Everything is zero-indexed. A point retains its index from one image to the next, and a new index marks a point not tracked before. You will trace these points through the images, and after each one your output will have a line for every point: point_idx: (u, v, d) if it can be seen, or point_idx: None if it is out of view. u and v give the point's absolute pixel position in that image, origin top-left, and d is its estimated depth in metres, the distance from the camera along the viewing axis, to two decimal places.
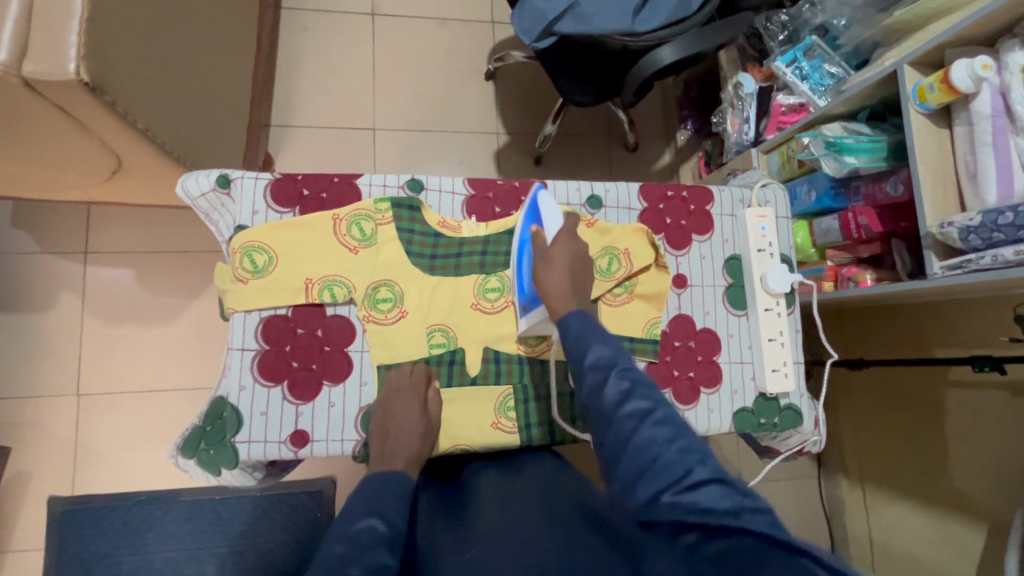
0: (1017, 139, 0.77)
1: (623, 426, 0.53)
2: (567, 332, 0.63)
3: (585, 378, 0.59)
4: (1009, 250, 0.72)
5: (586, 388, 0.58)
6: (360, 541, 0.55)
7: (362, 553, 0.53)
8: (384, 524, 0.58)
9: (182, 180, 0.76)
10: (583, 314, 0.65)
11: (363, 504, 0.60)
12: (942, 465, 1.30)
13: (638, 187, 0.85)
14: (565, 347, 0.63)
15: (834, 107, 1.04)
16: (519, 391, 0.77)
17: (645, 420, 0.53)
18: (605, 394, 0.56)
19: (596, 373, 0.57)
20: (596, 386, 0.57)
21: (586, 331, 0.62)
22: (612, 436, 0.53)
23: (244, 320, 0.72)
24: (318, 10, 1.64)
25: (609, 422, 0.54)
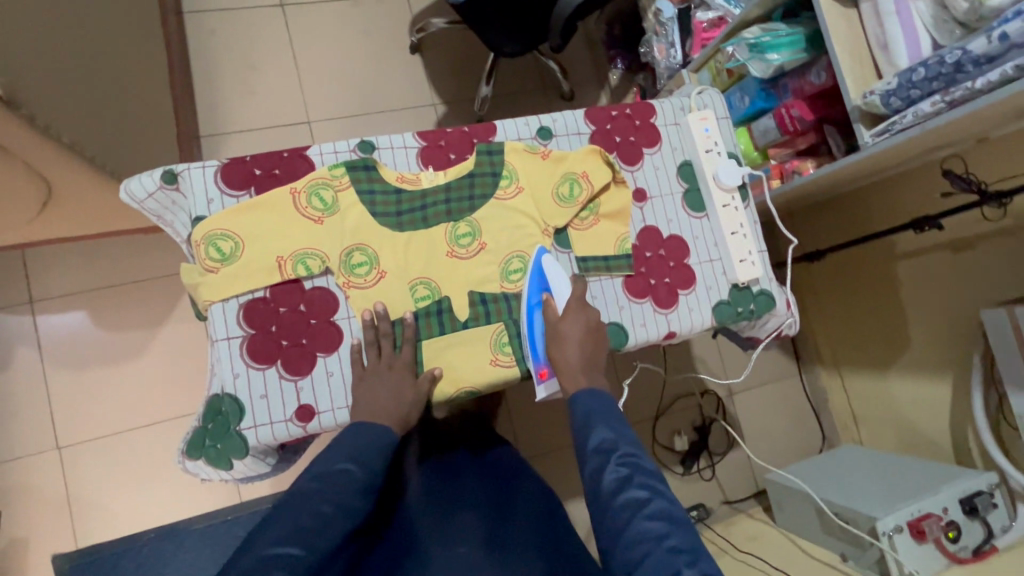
0: (917, 3, 0.83)
1: (619, 515, 0.59)
2: (576, 408, 0.68)
3: (588, 463, 0.64)
4: (927, 103, 0.78)
5: (588, 473, 0.63)
6: (335, 480, 0.66)
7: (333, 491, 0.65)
8: (358, 467, 0.68)
9: (125, 184, 0.73)
10: (588, 389, 0.70)
11: (344, 448, 0.68)
12: (905, 332, 1.40)
13: (584, 112, 0.87)
14: (571, 424, 0.69)
15: (750, 11, 1.09)
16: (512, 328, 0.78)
17: (642, 514, 0.58)
18: (605, 478, 0.61)
19: (598, 458, 0.63)
20: (598, 472, 0.62)
21: (594, 412, 0.67)
22: (608, 525, 0.59)
23: (223, 309, 0.71)
24: (224, 9, 1.57)
25: (608, 509, 0.60)
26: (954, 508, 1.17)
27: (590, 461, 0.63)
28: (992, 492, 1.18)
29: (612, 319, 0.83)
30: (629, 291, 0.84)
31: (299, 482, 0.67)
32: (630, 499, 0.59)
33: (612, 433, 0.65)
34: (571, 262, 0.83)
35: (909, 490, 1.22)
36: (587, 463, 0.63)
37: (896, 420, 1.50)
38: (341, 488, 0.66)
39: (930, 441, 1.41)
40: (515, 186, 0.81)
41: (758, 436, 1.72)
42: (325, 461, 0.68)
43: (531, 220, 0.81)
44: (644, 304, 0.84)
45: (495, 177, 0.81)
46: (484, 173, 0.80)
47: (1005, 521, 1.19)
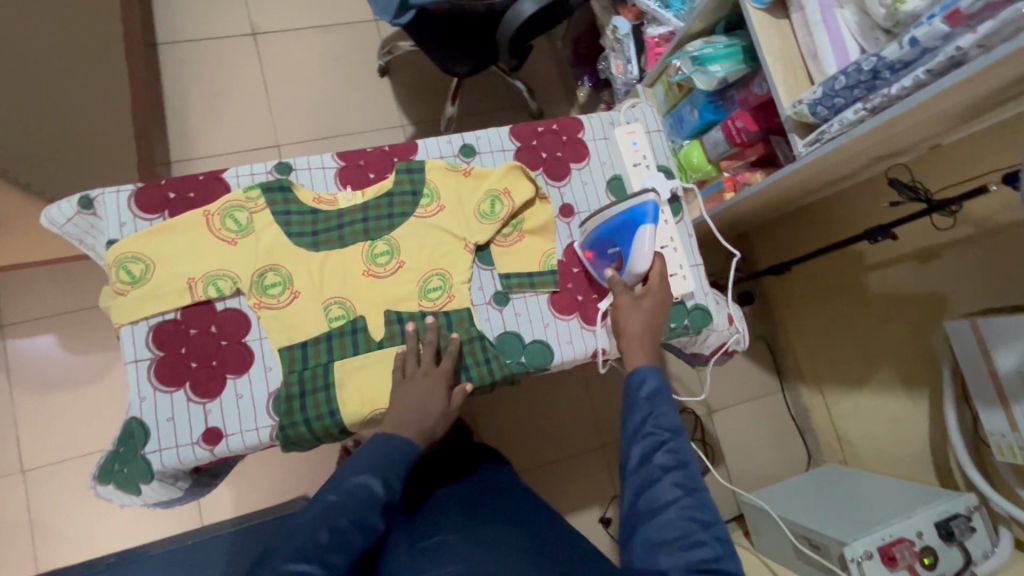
0: (842, 10, 0.83)
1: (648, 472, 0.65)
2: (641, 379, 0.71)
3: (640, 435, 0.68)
4: (851, 111, 0.76)
5: (640, 446, 0.67)
6: (356, 495, 0.65)
7: (354, 508, 0.64)
8: (380, 483, 0.66)
9: (45, 211, 0.75)
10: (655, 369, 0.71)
11: (364, 460, 0.67)
12: (882, 347, 1.35)
13: (509, 129, 0.87)
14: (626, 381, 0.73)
15: (691, 25, 1.08)
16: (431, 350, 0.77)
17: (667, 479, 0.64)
18: (645, 441, 0.67)
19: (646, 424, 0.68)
20: (650, 450, 0.66)
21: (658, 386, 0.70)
22: (636, 476, 0.66)
23: (132, 331, 0.71)
24: (197, 39, 1.62)
25: (641, 464, 0.66)
26: (930, 533, 1.11)
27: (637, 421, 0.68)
28: (970, 515, 1.12)
29: (537, 337, 0.81)
30: (555, 307, 0.82)
31: (321, 495, 0.66)
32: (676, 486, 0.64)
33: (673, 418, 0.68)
34: (494, 279, 0.82)
35: (882, 513, 1.17)
36: (642, 435, 0.67)
37: (877, 438, 1.44)
38: (360, 502, 0.65)
39: (911, 460, 1.35)
40: (436, 204, 0.81)
41: (741, 456, 1.67)
42: (345, 475, 0.67)
43: (449, 238, 0.80)
44: (571, 321, 0.82)
45: (415, 197, 0.80)
46: (403, 191, 0.80)
47: (985, 546, 1.12)
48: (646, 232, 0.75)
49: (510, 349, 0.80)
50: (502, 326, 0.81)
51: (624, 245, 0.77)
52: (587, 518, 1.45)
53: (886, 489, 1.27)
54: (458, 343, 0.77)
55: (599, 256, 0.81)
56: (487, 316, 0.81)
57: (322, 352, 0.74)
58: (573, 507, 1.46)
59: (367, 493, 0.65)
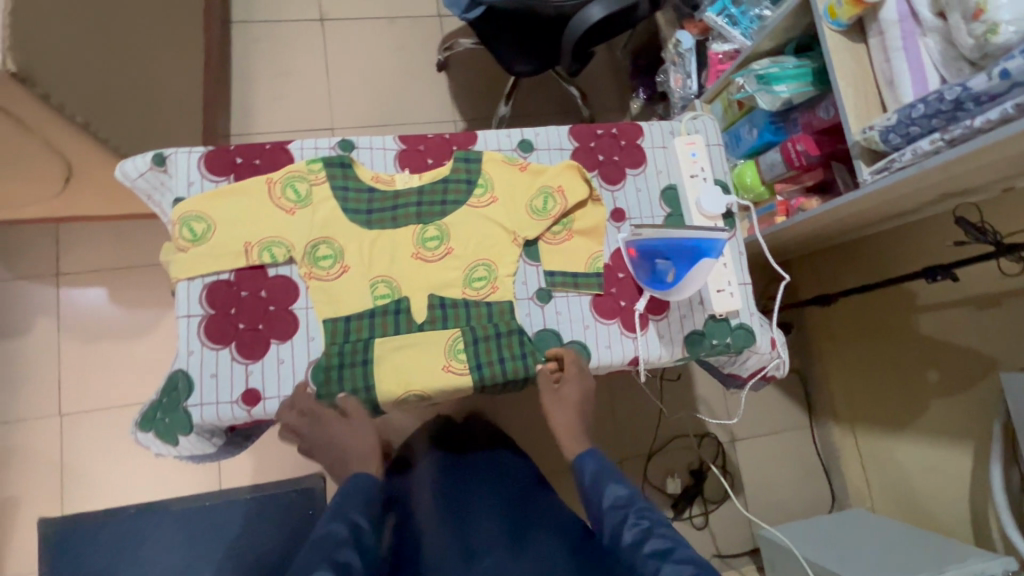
0: (926, 39, 0.81)
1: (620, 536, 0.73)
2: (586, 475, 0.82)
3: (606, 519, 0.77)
4: (927, 141, 0.74)
5: (609, 528, 0.75)
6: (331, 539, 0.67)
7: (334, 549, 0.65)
8: (348, 524, 0.69)
9: (121, 164, 0.78)
10: (594, 453, 0.83)
11: (332, 510, 0.70)
12: (926, 392, 1.30)
13: (568, 128, 0.87)
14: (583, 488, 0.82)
15: (760, 43, 1.07)
16: (441, 347, 0.76)
17: (636, 534, 0.72)
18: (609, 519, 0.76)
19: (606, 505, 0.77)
20: (617, 526, 0.74)
21: (600, 472, 0.81)
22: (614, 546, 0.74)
23: (188, 287, 0.74)
24: (268, 21, 1.68)
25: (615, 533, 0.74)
26: None
27: (603, 510, 0.77)
28: None
29: (575, 338, 0.80)
30: (597, 311, 0.82)
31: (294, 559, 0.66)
32: (651, 550, 0.70)
33: (625, 493, 0.78)
34: (539, 276, 0.81)
35: (912, 567, 1.11)
36: (605, 516, 0.76)
37: (912, 486, 1.38)
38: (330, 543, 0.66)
39: (946, 513, 1.29)
40: (489, 196, 0.81)
41: (760, 489, 1.62)
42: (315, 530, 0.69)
43: (498, 230, 0.81)
44: (611, 326, 0.81)
45: (469, 187, 0.81)
46: (459, 179, 0.81)
47: None
48: (705, 265, 0.74)
49: (546, 346, 0.80)
50: (542, 323, 0.80)
51: (680, 267, 0.76)
52: None
53: (918, 541, 1.22)
54: (497, 334, 0.77)
55: (643, 261, 0.79)
56: (528, 309, 0.80)
57: (365, 328, 0.75)
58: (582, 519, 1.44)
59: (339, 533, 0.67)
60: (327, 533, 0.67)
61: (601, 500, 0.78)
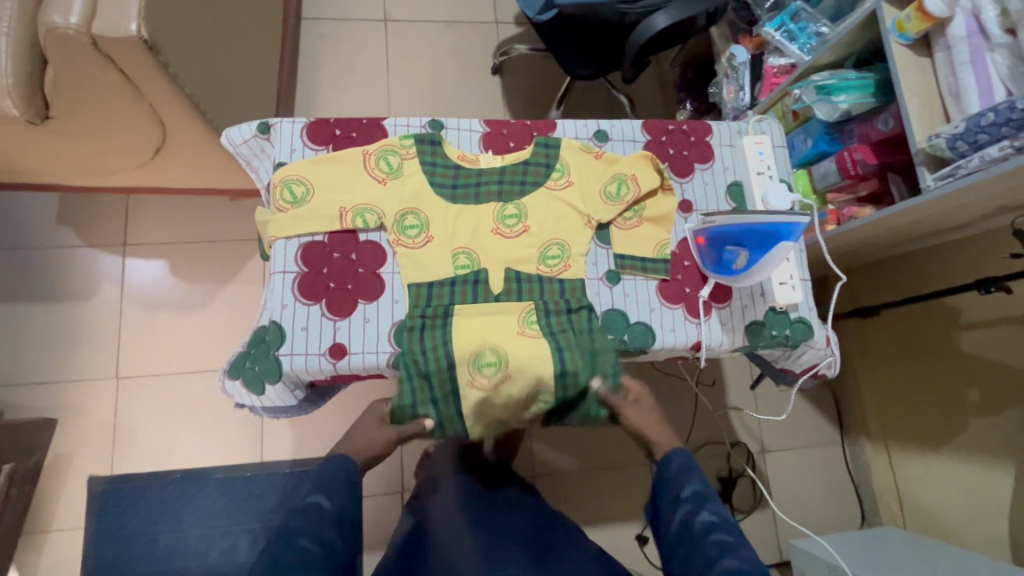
0: (994, 54, 0.84)
1: (692, 530, 0.77)
2: (671, 463, 0.84)
3: (680, 508, 0.80)
4: (995, 147, 0.77)
5: (680, 515, 0.79)
6: (309, 514, 0.76)
7: (314, 524, 0.75)
8: (328, 501, 0.78)
9: (226, 131, 0.85)
10: (682, 450, 0.85)
11: (316, 483, 0.80)
12: (967, 410, 1.30)
13: (641, 123, 0.92)
14: (664, 475, 0.84)
15: (821, 56, 1.11)
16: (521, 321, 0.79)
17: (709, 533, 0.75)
18: (683, 510, 0.79)
19: (685, 498, 0.80)
20: (689, 515, 0.78)
21: (686, 464, 0.83)
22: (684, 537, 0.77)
23: (285, 246, 0.79)
24: (334, 19, 1.77)
25: (685, 527, 0.78)
26: None
27: (681, 502, 0.80)
28: None
29: (641, 319, 0.84)
30: (663, 295, 0.85)
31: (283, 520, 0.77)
32: (717, 542, 0.74)
33: (701, 484, 0.81)
34: (609, 258, 0.85)
35: None
36: (681, 504, 0.80)
37: (947, 506, 1.37)
38: (311, 518, 0.76)
39: (985, 532, 1.28)
40: (566, 179, 0.85)
41: (789, 505, 1.61)
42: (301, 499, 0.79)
43: (573, 211, 0.85)
44: (675, 311, 0.85)
45: (546, 167, 0.85)
46: (539, 162, 0.86)
47: None
48: (780, 248, 0.76)
49: (613, 326, 0.83)
50: (610, 303, 0.84)
51: (753, 253, 0.78)
52: (623, 530, 1.44)
53: (955, 558, 1.21)
54: (568, 308, 0.81)
55: (711, 249, 0.82)
56: (596, 288, 0.84)
57: (445, 294, 0.79)
58: (613, 517, 1.45)
59: (318, 509, 0.77)
60: (313, 506, 0.78)
61: (675, 487, 0.81)
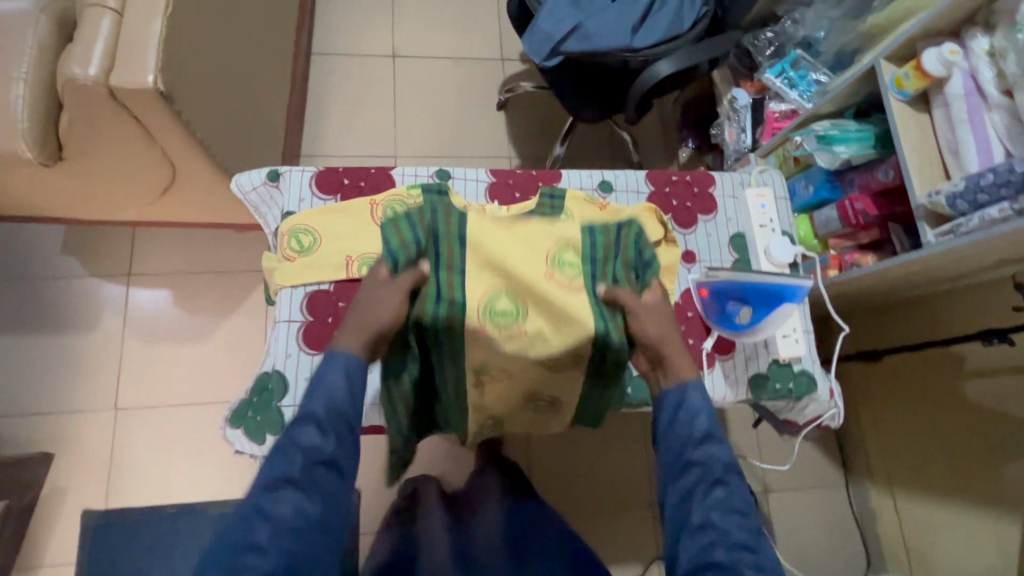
0: (991, 114, 0.86)
1: (699, 491, 0.68)
2: (685, 396, 0.73)
3: (688, 458, 0.70)
4: (995, 208, 0.78)
5: (686, 468, 0.70)
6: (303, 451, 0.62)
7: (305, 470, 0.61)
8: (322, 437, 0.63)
9: (236, 178, 0.86)
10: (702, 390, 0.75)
11: (316, 398, 0.65)
12: (973, 456, 1.29)
13: (645, 173, 0.93)
14: (669, 410, 0.74)
15: (821, 106, 1.13)
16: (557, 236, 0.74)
17: (718, 498, 0.67)
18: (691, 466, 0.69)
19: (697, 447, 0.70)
20: (699, 469, 0.69)
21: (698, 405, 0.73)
22: (686, 496, 0.68)
23: (290, 295, 0.80)
24: (343, 55, 1.81)
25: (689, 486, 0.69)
26: None
27: (689, 453, 0.70)
28: None
29: None
30: None
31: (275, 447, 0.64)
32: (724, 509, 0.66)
33: (722, 446, 0.70)
34: None
35: None
36: (688, 458, 0.70)
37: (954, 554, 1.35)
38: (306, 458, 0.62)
39: None
40: None
41: (794, 548, 1.58)
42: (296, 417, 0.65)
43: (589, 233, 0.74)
44: None
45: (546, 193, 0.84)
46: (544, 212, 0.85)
47: None
48: (785, 306, 0.77)
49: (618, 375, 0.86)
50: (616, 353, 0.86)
51: (757, 310, 0.79)
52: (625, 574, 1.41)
53: None
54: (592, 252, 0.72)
55: (715, 302, 0.83)
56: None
57: (455, 245, 0.70)
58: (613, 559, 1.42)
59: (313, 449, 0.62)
60: (307, 444, 0.63)
61: (686, 441, 0.71)
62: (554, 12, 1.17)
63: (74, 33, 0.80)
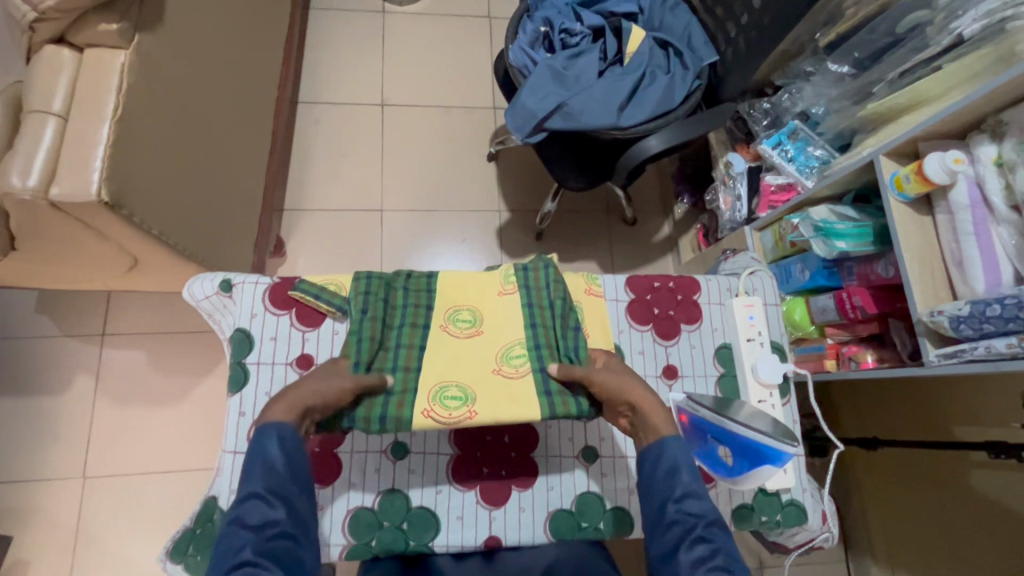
0: (999, 228, 0.80)
1: (678, 549, 0.60)
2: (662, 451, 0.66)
3: (666, 512, 0.63)
4: (1001, 342, 0.72)
5: (664, 522, 0.62)
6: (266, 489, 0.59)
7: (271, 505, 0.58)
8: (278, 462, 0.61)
9: (189, 284, 0.81)
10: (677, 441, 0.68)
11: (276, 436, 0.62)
12: (975, 554, 1.19)
13: (625, 278, 0.87)
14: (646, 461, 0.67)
15: (819, 191, 1.07)
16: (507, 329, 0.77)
17: (703, 559, 0.59)
18: (670, 525, 0.62)
19: (677, 501, 0.63)
20: (678, 523, 0.62)
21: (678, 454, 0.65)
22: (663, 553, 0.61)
23: (239, 420, 0.75)
24: (331, 103, 1.77)
25: (668, 544, 0.61)
26: None
27: (668, 509, 0.62)
28: None
29: (619, 502, 0.81)
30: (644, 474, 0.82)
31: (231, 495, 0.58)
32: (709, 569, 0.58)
33: (702, 501, 0.62)
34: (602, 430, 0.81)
35: None
36: (667, 512, 0.62)
37: None
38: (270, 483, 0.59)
39: None
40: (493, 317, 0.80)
41: None
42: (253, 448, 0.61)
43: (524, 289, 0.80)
44: None
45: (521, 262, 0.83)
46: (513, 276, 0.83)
47: None
48: (766, 466, 0.68)
49: (589, 512, 0.80)
50: (586, 484, 0.81)
51: (739, 460, 0.71)
52: None
53: None
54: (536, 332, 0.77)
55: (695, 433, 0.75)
56: (603, 435, 0.83)
57: (421, 316, 0.78)
58: None
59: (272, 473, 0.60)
60: (265, 468, 0.60)
61: (664, 495, 0.63)
62: (537, 85, 1.11)
63: (17, 140, 0.76)
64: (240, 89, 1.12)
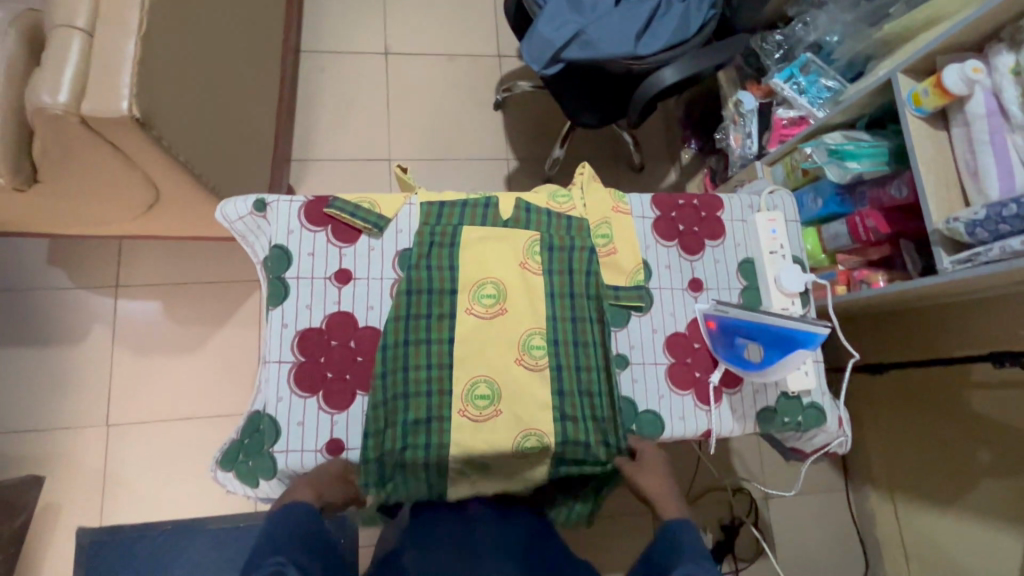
0: (1014, 135, 0.82)
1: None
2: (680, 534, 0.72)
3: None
4: (1016, 240, 0.75)
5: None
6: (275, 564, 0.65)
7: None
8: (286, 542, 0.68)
9: (221, 206, 0.81)
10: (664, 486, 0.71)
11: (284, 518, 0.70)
12: (976, 469, 1.23)
13: (651, 197, 0.89)
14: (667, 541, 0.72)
15: (834, 117, 1.08)
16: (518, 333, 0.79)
17: None
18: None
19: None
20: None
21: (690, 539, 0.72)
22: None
23: (282, 334, 0.77)
24: (333, 52, 1.74)
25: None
26: None
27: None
28: None
29: (649, 407, 0.82)
30: (671, 380, 0.83)
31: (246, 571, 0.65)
32: None
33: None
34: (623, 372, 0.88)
35: None
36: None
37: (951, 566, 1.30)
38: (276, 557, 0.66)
39: None
40: (498, 306, 0.79)
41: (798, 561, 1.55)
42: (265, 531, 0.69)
43: (551, 299, 0.81)
44: (685, 397, 0.83)
45: (565, 212, 0.86)
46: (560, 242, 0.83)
47: None
48: (798, 353, 0.74)
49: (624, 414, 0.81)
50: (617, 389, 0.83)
51: (768, 350, 0.75)
52: None
53: None
54: (577, 340, 0.80)
55: (722, 335, 0.80)
56: (631, 342, 0.84)
57: (445, 327, 0.78)
58: (612, 568, 1.39)
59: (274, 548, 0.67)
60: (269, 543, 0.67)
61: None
62: (553, 15, 1.10)
63: (41, 56, 0.75)
64: (250, 24, 1.10)
